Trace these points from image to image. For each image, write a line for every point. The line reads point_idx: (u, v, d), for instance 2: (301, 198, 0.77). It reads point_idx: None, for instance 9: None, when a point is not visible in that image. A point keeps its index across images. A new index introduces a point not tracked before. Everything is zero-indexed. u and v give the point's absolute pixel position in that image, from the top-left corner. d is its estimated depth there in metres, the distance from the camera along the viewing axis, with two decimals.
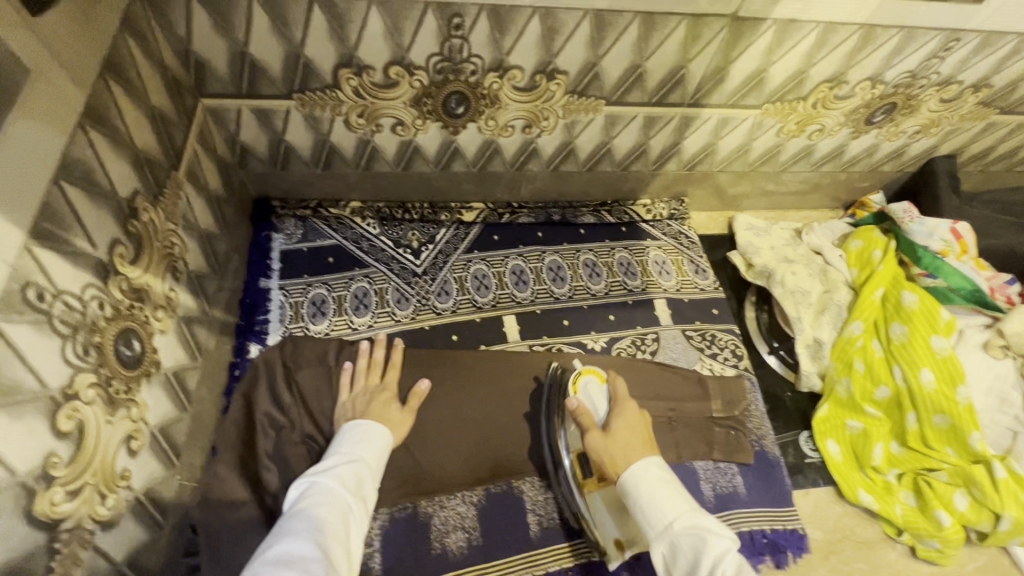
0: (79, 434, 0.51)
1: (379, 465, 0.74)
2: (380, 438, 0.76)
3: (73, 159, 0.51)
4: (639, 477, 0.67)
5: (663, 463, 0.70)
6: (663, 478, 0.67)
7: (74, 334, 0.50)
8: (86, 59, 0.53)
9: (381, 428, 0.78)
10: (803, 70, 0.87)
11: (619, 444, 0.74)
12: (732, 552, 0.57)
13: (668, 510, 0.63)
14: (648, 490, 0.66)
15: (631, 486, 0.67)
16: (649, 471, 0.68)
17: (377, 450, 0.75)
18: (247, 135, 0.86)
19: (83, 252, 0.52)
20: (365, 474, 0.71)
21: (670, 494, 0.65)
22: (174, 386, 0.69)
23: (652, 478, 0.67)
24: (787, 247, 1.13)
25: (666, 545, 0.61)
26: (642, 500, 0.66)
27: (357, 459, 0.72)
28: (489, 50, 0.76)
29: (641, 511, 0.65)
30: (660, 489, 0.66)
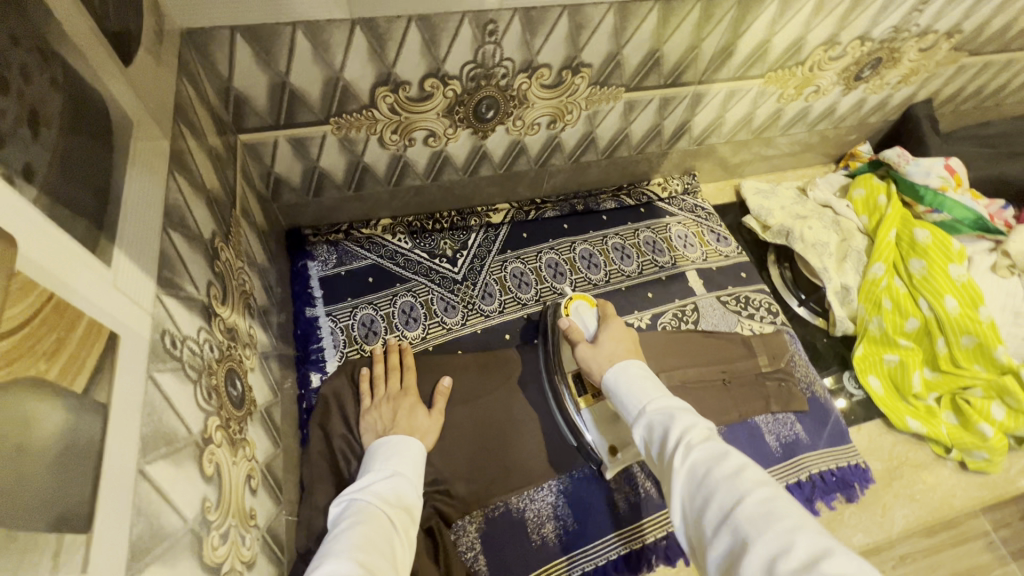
0: (219, 477, 0.50)
1: (417, 478, 0.73)
2: (414, 449, 0.76)
3: (171, 205, 0.51)
4: (620, 370, 0.68)
5: (644, 362, 0.69)
6: (642, 372, 0.67)
7: (200, 379, 0.50)
8: (163, 107, 0.53)
9: (407, 439, 0.77)
10: (802, 37, 0.93)
11: (605, 352, 0.75)
12: (698, 424, 0.56)
13: (643, 396, 0.63)
14: (625, 383, 0.66)
15: (611, 378, 0.68)
16: (628, 366, 0.68)
17: (414, 463, 0.74)
18: (282, 166, 0.86)
19: (191, 296, 0.52)
20: (405, 488, 0.70)
21: (647, 384, 0.65)
22: (267, 422, 0.69)
23: (630, 372, 0.67)
24: (796, 205, 1.20)
25: (641, 427, 0.61)
26: (619, 389, 0.67)
27: (393, 473, 0.71)
28: (521, 52, 0.79)
29: (620, 400, 0.66)
30: (638, 380, 0.66)
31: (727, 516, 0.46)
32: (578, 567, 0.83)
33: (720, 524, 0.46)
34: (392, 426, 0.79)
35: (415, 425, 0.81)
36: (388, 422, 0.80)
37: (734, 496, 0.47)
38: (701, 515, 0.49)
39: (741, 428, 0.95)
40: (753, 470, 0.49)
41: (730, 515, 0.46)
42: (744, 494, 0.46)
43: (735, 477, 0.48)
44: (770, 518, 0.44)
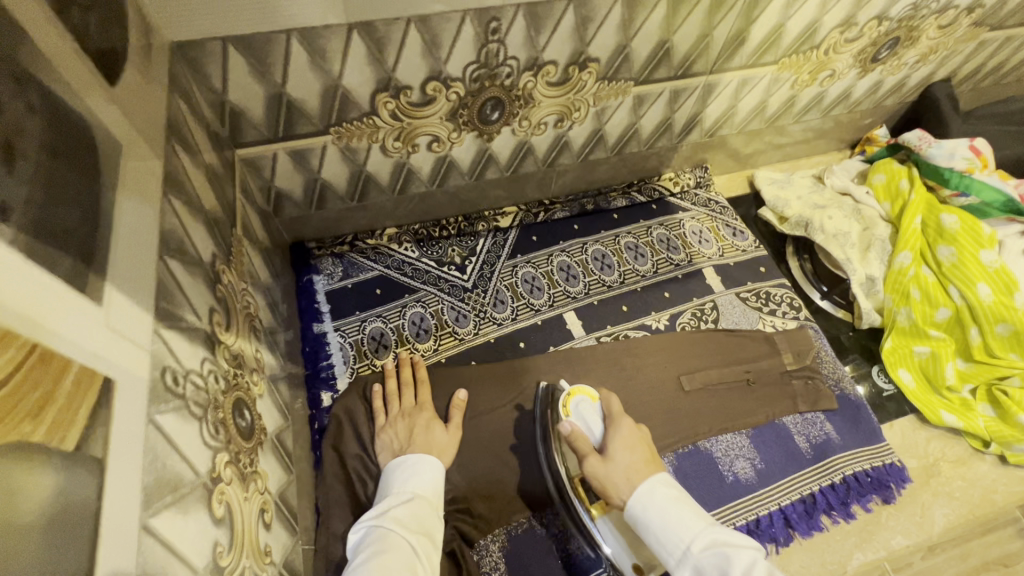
0: (230, 517, 0.47)
1: (435, 499, 0.70)
2: (432, 467, 0.73)
3: (168, 231, 0.48)
4: (645, 497, 0.61)
5: (671, 479, 0.63)
6: (671, 495, 0.61)
7: (205, 414, 0.47)
8: (154, 127, 0.50)
9: (424, 457, 0.74)
10: (817, 19, 0.88)
11: (619, 468, 0.66)
12: (758, 562, 0.52)
13: (682, 530, 0.57)
14: (656, 513, 0.60)
15: (637, 509, 0.61)
16: (655, 489, 0.61)
17: (431, 482, 0.71)
18: (283, 179, 0.83)
19: (193, 326, 0.49)
20: (423, 510, 0.67)
21: (681, 514, 0.59)
22: (279, 449, 0.66)
23: (658, 501, 0.60)
24: (813, 194, 1.16)
25: (690, 571, 0.55)
26: (650, 525, 0.59)
27: (410, 496, 0.68)
28: (525, 50, 0.75)
29: (652, 536, 0.59)
30: (671, 511, 0.59)
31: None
32: None
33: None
34: (409, 445, 0.76)
35: (432, 442, 0.78)
36: (404, 440, 0.77)
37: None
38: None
39: (769, 430, 0.92)
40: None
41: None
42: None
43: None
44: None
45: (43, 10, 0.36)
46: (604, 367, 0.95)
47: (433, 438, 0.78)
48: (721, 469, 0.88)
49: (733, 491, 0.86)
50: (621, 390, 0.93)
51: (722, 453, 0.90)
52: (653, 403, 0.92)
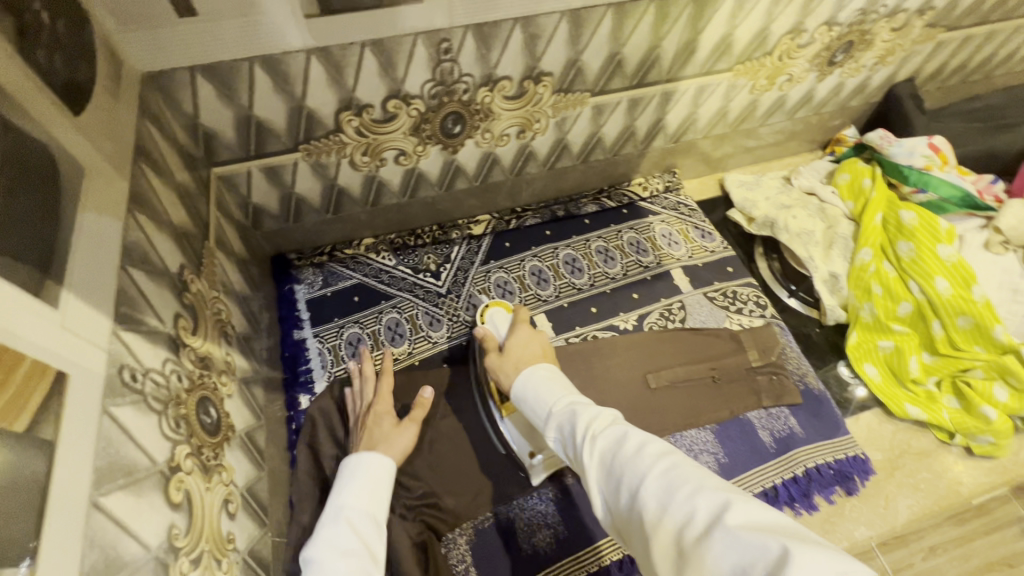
0: (188, 504, 0.52)
1: (375, 507, 0.69)
2: (370, 474, 0.72)
3: (130, 244, 0.53)
4: (525, 378, 0.70)
5: (552, 364, 0.72)
6: (546, 374, 0.69)
7: (165, 409, 0.52)
8: (121, 151, 0.55)
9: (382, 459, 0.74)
10: (765, 27, 0.92)
11: (511, 360, 0.77)
12: (602, 416, 0.59)
13: (548, 398, 0.65)
14: (531, 389, 0.68)
15: (518, 389, 0.70)
16: (533, 371, 0.70)
17: (369, 490, 0.70)
18: (258, 194, 0.88)
19: (156, 329, 0.53)
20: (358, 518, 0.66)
21: (550, 387, 0.67)
22: (248, 446, 0.70)
23: (534, 380, 0.69)
24: (781, 195, 1.18)
25: (553, 429, 0.63)
26: (528, 396, 0.68)
27: (343, 507, 0.67)
28: (479, 67, 0.80)
29: (531, 407, 0.67)
30: (541, 385, 0.68)
31: (637, 495, 0.50)
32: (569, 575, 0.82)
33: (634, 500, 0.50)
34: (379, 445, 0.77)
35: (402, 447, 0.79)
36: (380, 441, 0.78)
37: (637, 475, 0.50)
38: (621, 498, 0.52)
39: (733, 425, 0.94)
40: (651, 449, 0.52)
41: (639, 494, 0.49)
42: (645, 471, 0.50)
43: (638, 457, 0.52)
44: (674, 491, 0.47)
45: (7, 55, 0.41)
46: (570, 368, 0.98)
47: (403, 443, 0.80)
48: None
49: None
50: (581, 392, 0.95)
51: (686, 448, 0.92)
52: (616, 404, 0.95)
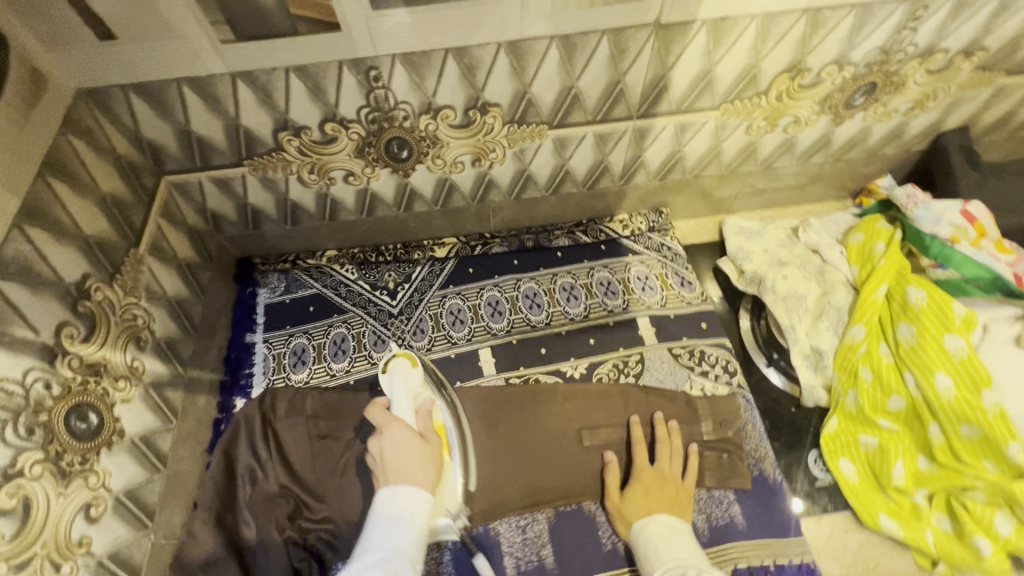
0: (24, 509, 0.55)
1: (418, 547, 0.71)
2: (407, 513, 0.73)
3: (7, 257, 0.56)
4: (650, 521, 0.79)
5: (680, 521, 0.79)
6: (676, 527, 0.78)
7: (15, 417, 0.55)
8: (20, 168, 0.59)
9: (426, 496, 0.76)
10: (753, 64, 0.81)
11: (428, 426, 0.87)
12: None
13: (663, 559, 0.73)
14: (653, 533, 0.77)
15: (637, 530, 0.79)
16: (663, 520, 0.78)
17: (412, 522, 0.73)
18: (213, 203, 0.92)
19: (23, 340, 0.57)
20: (396, 553, 0.68)
21: (674, 543, 0.75)
22: (142, 449, 0.73)
23: (655, 528, 0.77)
24: (782, 248, 1.05)
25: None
26: (646, 543, 0.76)
27: (388, 543, 0.69)
28: (415, 95, 0.77)
29: (648, 556, 0.75)
30: (665, 536, 0.76)
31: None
32: None
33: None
34: (410, 466, 0.79)
35: (403, 450, 0.81)
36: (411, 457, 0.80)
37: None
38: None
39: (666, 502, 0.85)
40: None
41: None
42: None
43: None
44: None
45: None
46: (483, 412, 0.93)
47: (398, 445, 0.82)
48: (599, 536, 0.84)
49: (606, 561, 0.82)
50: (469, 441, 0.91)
51: (606, 518, 0.85)
52: (507, 462, 0.89)
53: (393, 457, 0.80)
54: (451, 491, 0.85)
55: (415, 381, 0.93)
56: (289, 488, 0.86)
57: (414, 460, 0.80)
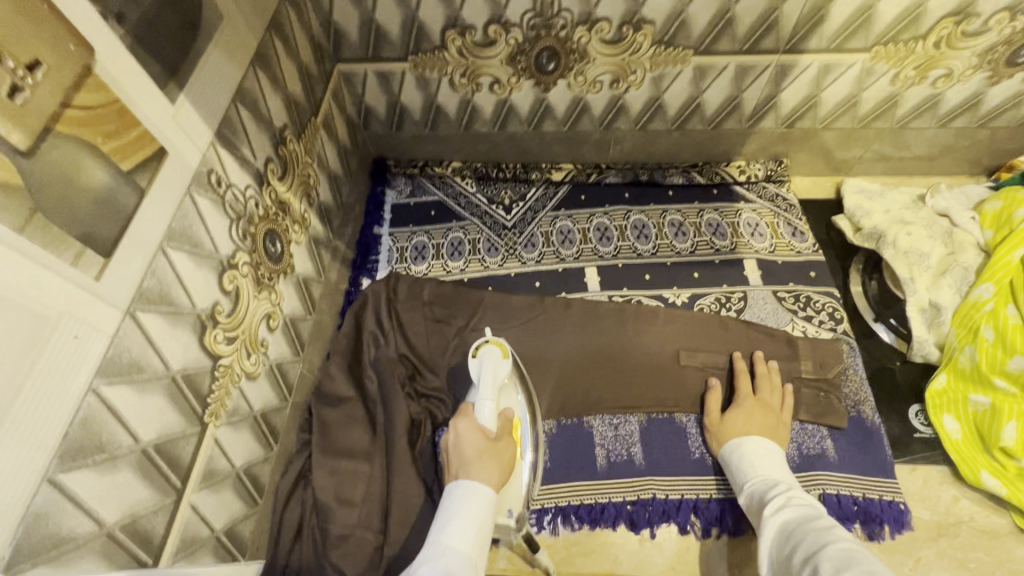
0: (236, 296, 0.65)
1: (479, 553, 0.62)
2: (473, 519, 0.63)
3: (245, 88, 0.67)
4: (745, 440, 0.81)
5: (771, 443, 0.81)
6: (770, 448, 0.80)
7: (237, 219, 0.66)
8: (259, 17, 0.69)
9: (485, 491, 0.66)
10: (919, 3, 0.81)
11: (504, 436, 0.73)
12: (802, 492, 0.70)
13: (749, 472, 0.78)
14: (745, 450, 0.80)
15: (731, 446, 0.82)
16: (756, 442, 0.81)
17: (477, 527, 0.63)
18: (370, 97, 1.02)
19: (247, 159, 0.68)
20: (457, 563, 0.58)
21: (769, 461, 0.78)
22: (302, 289, 0.84)
23: (750, 447, 0.80)
24: (906, 210, 1.03)
25: (752, 496, 0.75)
26: (740, 460, 0.80)
27: (450, 549, 0.59)
28: (579, 3, 0.83)
29: (737, 467, 0.80)
30: (762, 454, 0.79)
31: (811, 556, 0.57)
32: (540, 499, 0.86)
33: (803, 568, 0.58)
34: (471, 461, 0.68)
35: (469, 445, 0.70)
36: (473, 453, 0.69)
37: (820, 542, 0.58)
38: (788, 566, 0.61)
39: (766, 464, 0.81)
40: (843, 531, 0.59)
41: (816, 556, 0.57)
42: (830, 540, 0.58)
43: (825, 532, 0.60)
44: (851, 564, 0.52)
45: None
46: (594, 320, 0.98)
47: (465, 439, 0.71)
48: (688, 445, 0.89)
49: (693, 468, 0.87)
50: (580, 346, 0.96)
51: (696, 429, 0.90)
52: (606, 370, 0.94)
53: (458, 451, 0.70)
54: (516, 491, 0.76)
55: (504, 371, 0.79)
56: (406, 356, 0.93)
57: (479, 456, 0.69)
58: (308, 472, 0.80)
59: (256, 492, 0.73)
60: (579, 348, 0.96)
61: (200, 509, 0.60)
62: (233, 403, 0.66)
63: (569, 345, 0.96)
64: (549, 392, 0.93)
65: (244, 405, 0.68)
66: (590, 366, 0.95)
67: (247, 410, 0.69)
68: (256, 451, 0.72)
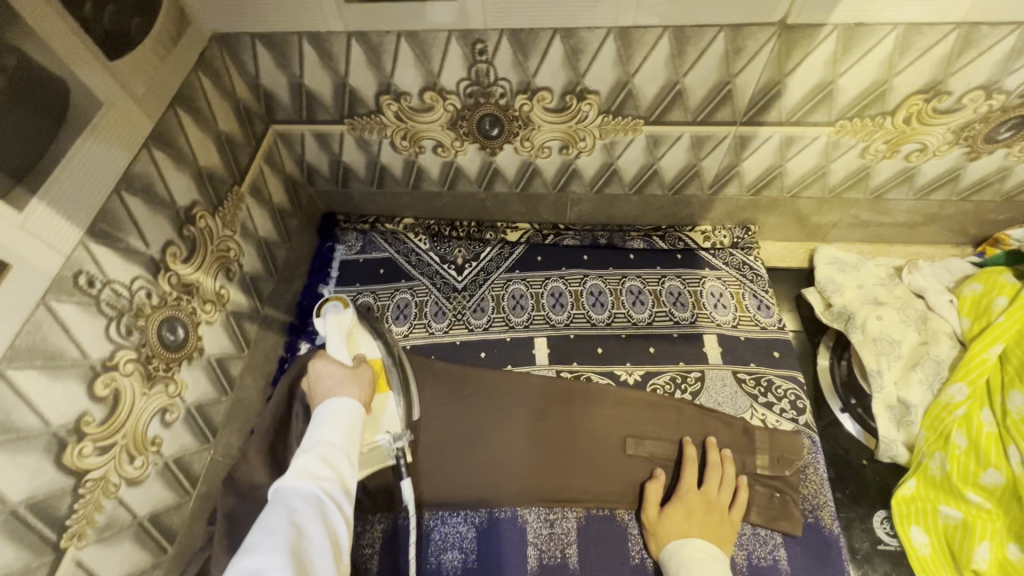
0: (114, 400, 0.60)
1: (353, 441, 0.66)
2: (346, 419, 0.67)
3: (135, 174, 0.62)
4: (683, 543, 0.74)
5: (710, 546, 0.74)
6: (710, 552, 0.73)
7: (118, 317, 0.61)
8: (158, 96, 0.65)
9: (353, 405, 0.69)
10: (884, 79, 0.74)
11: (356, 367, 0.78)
12: None
13: None
14: (683, 554, 0.73)
15: (670, 548, 0.75)
16: (693, 544, 0.74)
17: (346, 424, 0.66)
18: (311, 156, 0.97)
19: (136, 249, 0.63)
20: (335, 454, 0.62)
21: (709, 569, 0.71)
22: (215, 370, 0.79)
23: (687, 550, 0.73)
24: (879, 287, 0.96)
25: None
26: (680, 563, 0.73)
27: (324, 442, 0.63)
28: (516, 73, 0.78)
29: (674, 574, 0.72)
30: (702, 561, 0.72)
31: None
32: None
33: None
34: (335, 385, 0.72)
35: (327, 374, 0.75)
36: (335, 378, 0.73)
37: None
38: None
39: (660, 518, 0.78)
40: None
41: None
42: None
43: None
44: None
45: (55, 13, 0.51)
46: (532, 398, 0.92)
47: (322, 370, 0.75)
48: (628, 548, 0.81)
49: (631, 574, 0.79)
50: (511, 419, 0.91)
51: (638, 530, 0.82)
52: (544, 455, 0.88)
53: (318, 382, 0.74)
54: (390, 415, 0.80)
55: (350, 319, 0.85)
56: None
57: (340, 380, 0.73)
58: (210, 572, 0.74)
59: None
60: (516, 425, 0.90)
61: None
62: (106, 516, 0.60)
63: (508, 423, 0.90)
64: (484, 475, 0.87)
65: (124, 514, 0.63)
66: (528, 449, 0.88)
67: (127, 519, 0.63)
68: (139, 560, 0.66)
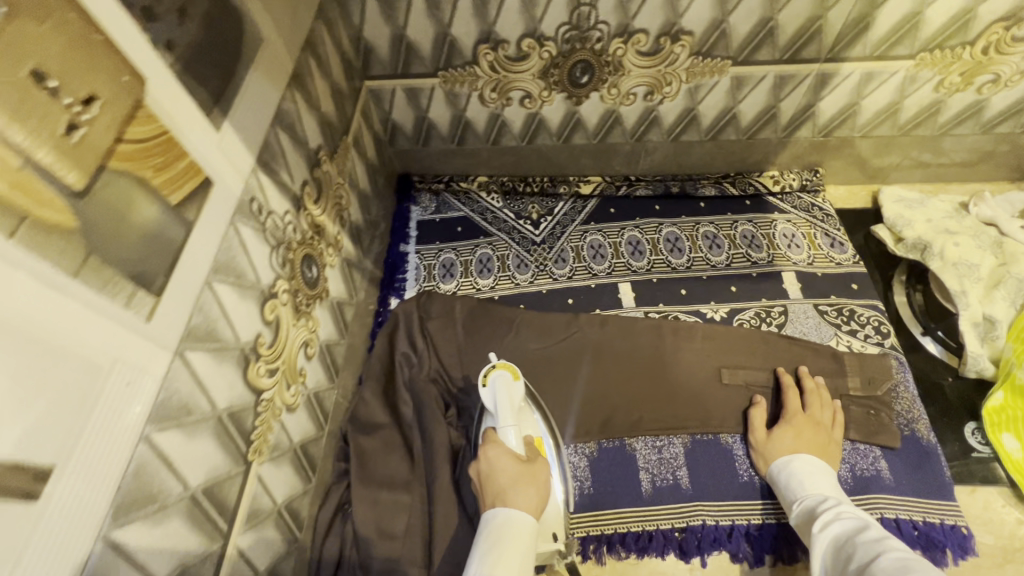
0: (276, 327, 0.63)
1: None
2: (513, 541, 0.59)
3: (284, 111, 0.65)
4: (790, 458, 0.79)
5: (818, 462, 0.78)
6: (819, 466, 0.77)
7: (277, 247, 0.63)
8: (295, 38, 0.67)
9: (525, 517, 0.62)
10: (969, 8, 0.78)
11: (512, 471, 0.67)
12: (853, 508, 0.67)
13: (795, 491, 0.75)
14: (789, 469, 0.78)
15: (776, 465, 0.80)
16: (801, 460, 0.78)
17: (517, 550, 0.58)
18: (398, 113, 1.00)
19: (286, 184, 0.66)
20: None
21: (819, 479, 0.75)
22: (336, 313, 0.82)
23: (795, 463, 0.78)
24: (948, 219, 1.00)
25: (801, 514, 0.72)
26: (789, 479, 0.77)
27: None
28: (616, 16, 0.81)
29: (783, 487, 0.77)
30: (811, 474, 0.76)
31: (866, 566, 0.54)
32: (584, 529, 0.83)
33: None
34: (509, 485, 0.66)
35: (502, 470, 0.68)
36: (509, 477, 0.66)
37: (871, 554, 0.56)
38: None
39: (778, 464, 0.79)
40: (895, 540, 0.57)
41: (870, 566, 0.54)
42: (884, 550, 0.55)
43: (877, 543, 0.57)
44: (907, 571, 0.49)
45: None
46: (627, 340, 0.94)
47: (497, 463, 0.68)
48: (735, 467, 0.85)
49: (741, 491, 0.84)
50: (610, 358, 0.93)
51: (743, 451, 0.86)
52: (645, 391, 0.91)
53: (492, 478, 0.67)
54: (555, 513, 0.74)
55: (519, 394, 0.78)
56: (439, 378, 0.89)
57: (514, 480, 0.66)
58: (346, 503, 0.78)
59: (296, 526, 0.70)
60: (618, 368, 0.92)
61: (244, 551, 0.57)
62: (274, 438, 0.63)
63: (608, 365, 0.93)
64: (593, 415, 0.89)
65: (285, 438, 0.66)
66: (629, 384, 0.91)
67: (287, 443, 0.66)
68: (295, 485, 0.69)
